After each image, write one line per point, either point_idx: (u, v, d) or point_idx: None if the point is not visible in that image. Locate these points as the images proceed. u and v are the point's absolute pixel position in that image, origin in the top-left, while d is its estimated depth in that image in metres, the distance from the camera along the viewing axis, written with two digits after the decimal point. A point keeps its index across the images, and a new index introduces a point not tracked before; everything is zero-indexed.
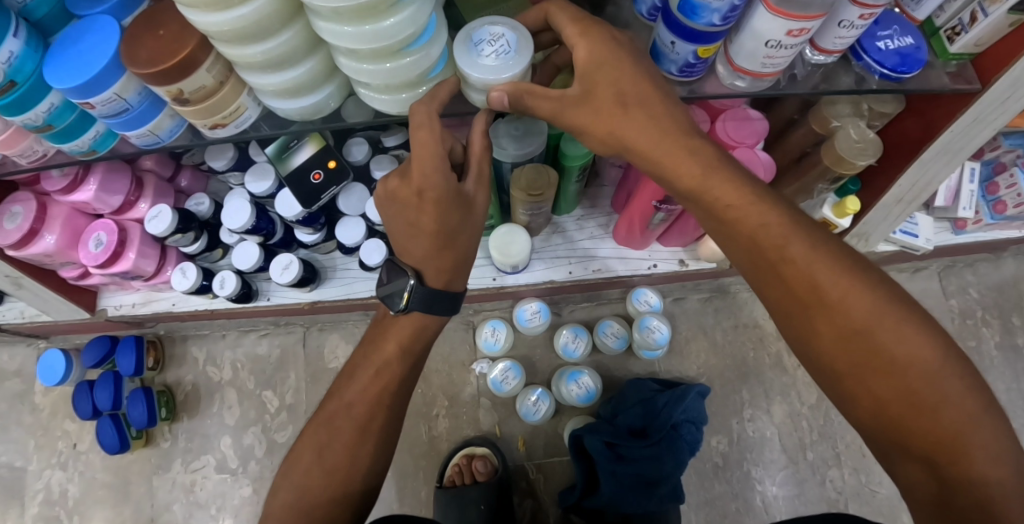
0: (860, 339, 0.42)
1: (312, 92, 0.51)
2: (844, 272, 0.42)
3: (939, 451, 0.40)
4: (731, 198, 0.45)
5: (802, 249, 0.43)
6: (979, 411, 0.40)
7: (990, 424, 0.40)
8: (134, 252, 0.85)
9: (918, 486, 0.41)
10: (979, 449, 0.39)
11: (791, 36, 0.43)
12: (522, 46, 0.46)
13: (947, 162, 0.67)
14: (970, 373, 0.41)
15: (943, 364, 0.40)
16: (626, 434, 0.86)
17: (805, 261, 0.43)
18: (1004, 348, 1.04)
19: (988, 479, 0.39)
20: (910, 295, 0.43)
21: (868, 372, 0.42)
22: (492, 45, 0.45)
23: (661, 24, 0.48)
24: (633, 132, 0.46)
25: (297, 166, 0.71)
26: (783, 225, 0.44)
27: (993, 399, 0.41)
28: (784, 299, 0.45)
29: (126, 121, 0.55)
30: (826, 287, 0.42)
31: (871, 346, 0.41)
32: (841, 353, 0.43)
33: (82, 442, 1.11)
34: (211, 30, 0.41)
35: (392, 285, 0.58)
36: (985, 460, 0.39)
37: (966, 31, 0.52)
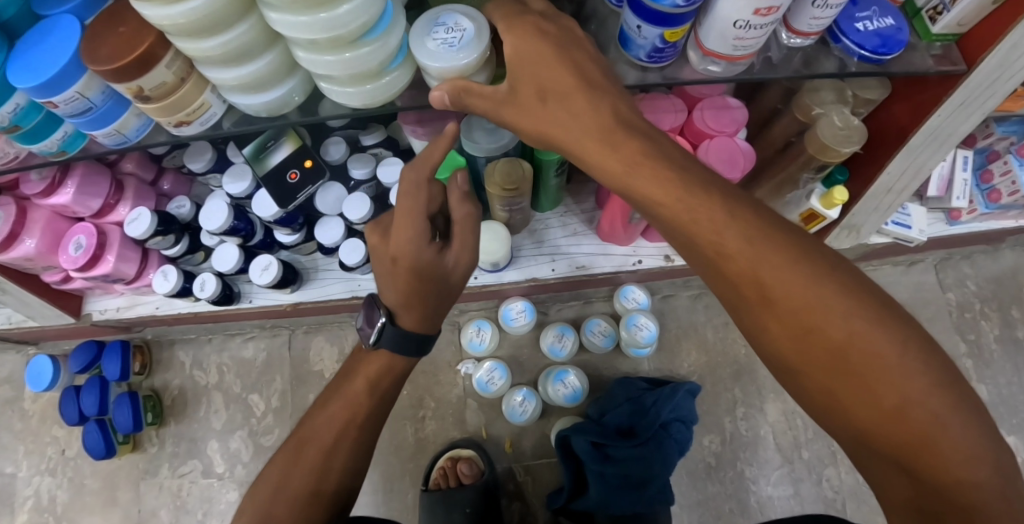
0: (809, 335, 0.40)
1: (274, 87, 0.49)
2: (791, 268, 0.40)
3: (905, 453, 0.38)
4: (666, 192, 0.43)
5: (747, 245, 0.40)
6: (949, 408, 0.37)
7: (962, 421, 0.37)
8: (114, 255, 0.84)
9: (893, 486, 0.40)
10: (951, 448, 0.37)
11: (760, 16, 0.42)
12: (469, 50, 0.44)
13: (936, 148, 0.65)
14: (938, 365, 0.38)
15: (905, 360, 0.38)
16: (613, 433, 0.84)
17: (751, 256, 0.40)
18: (1004, 341, 1.02)
19: (963, 480, 0.37)
20: (864, 283, 0.40)
21: (822, 370, 0.40)
22: (446, 31, 0.44)
23: (627, 8, 0.47)
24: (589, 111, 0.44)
25: (274, 165, 0.70)
26: (725, 220, 0.41)
27: (968, 391, 0.38)
28: (733, 296, 0.43)
29: (92, 121, 0.54)
30: (771, 285, 0.40)
31: (823, 342, 0.39)
32: (794, 351, 0.41)
33: (70, 447, 1.10)
34: (164, 24, 0.39)
35: (367, 319, 0.59)
36: (958, 460, 0.37)
37: (947, 11, 0.51)
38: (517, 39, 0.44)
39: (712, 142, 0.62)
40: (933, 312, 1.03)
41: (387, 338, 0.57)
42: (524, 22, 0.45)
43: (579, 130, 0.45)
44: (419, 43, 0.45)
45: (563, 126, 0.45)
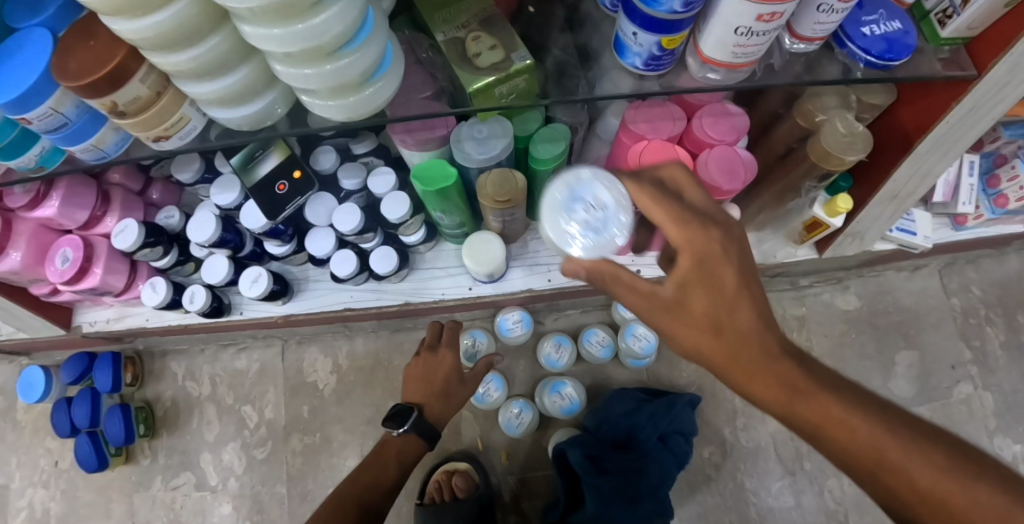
0: (843, 430, 0.39)
1: (254, 100, 0.48)
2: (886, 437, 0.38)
3: None
4: (713, 302, 0.40)
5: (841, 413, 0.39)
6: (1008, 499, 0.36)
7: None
8: (101, 267, 0.82)
9: None
10: None
11: (762, 22, 0.40)
12: (613, 226, 0.45)
13: (942, 155, 0.63)
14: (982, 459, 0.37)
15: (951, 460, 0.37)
16: (609, 447, 0.83)
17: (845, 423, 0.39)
18: (1010, 347, 1.00)
19: None
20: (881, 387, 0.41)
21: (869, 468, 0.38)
22: (586, 210, 0.45)
23: (622, 14, 0.45)
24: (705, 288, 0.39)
25: (262, 176, 0.68)
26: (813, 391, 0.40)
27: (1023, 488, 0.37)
28: (769, 397, 0.41)
29: (68, 136, 0.52)
30: (803, 384, 0.40)
31: (856, 437, 0.39)
32: (836, 448, 0.39)
33: (63, 459, 1.09)
34: (132, 36, 0.37)
35: (394, 415, 0.75)
36: None
37: (957, 14, 0.49)
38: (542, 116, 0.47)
39: (711, 151, 0.60)
40: (937, 319, 1.01)
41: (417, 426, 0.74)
42: None
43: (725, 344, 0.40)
44: (556, 219, 0.46)
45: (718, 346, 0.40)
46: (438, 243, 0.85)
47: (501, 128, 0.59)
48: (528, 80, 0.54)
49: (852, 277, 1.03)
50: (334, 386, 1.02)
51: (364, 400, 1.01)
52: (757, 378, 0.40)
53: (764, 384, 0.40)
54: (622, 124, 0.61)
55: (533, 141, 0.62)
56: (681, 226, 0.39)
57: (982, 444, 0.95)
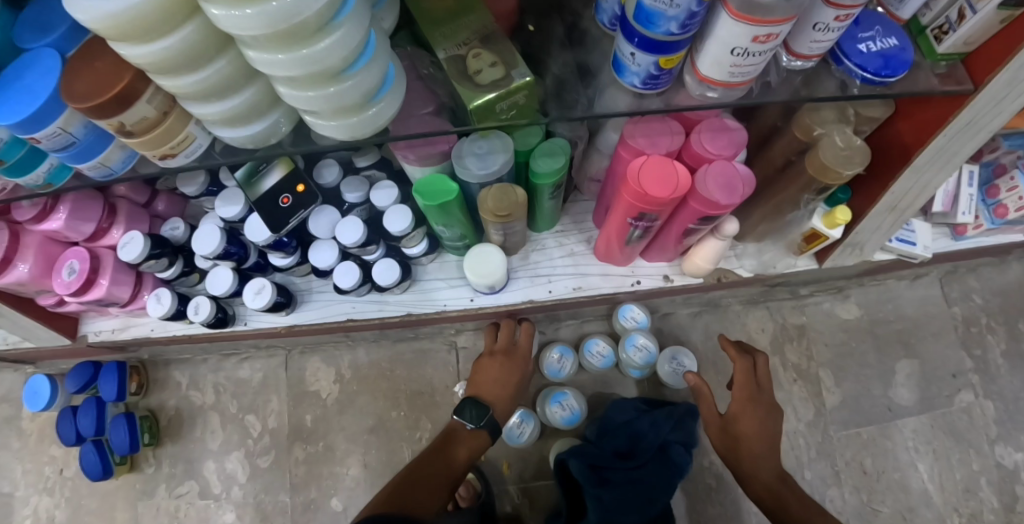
0: (754, 459, 0.78)
1: (257, 120, 0.48)
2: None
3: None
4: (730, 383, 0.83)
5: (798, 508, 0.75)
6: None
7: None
8: (107, 279, 0.83)
9: None
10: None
11: (757, 43, 0.41)
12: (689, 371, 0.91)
13: (941, 168, 0.64)
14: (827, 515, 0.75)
15: (810, 507, 0.75)
16: (611, 455, 0.82)
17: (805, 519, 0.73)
18: (1011, 356, 1.00)
19: None
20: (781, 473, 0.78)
21: (764, 480, 0.77)
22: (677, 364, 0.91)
23: (620, 34, 0.46)
24: (755, 434, 0.79)
25: (266, 190, 0.69)
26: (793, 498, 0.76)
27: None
28: (725, 441, 0.81)
29: (76, 154, 0.53)
30: (746, 434, 0.79)
31: (762, 465, 0.78)
32: (757, 467, 0.78)
33: (68, 467, 1.11)
34: (140, 61, 0.38)
35: (469, 409, 0.75)
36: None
37: (954, 30, 0.50)
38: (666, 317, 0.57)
39: (710, 165, 0.60)
40: (938, 328, 1.02)
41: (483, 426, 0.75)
42: None
43: (746, 427, 0.80)
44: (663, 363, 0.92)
45: (746, 430, 0.80)
46: (441, 254, 0.86)
47: (500, 142, 0.60)
48: (529, 97, 0.54)
49: (853, 286, 1.04)
50: (337, 395, 1.03)
51: (367, 409, 1.02)
52: (761, 465, 0.78)
53: (772, 482, 0.77)
54: (621, 138, 0.62)
55: (532, 155, 0.63)
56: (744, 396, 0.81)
57: (984, 452, 0.95)
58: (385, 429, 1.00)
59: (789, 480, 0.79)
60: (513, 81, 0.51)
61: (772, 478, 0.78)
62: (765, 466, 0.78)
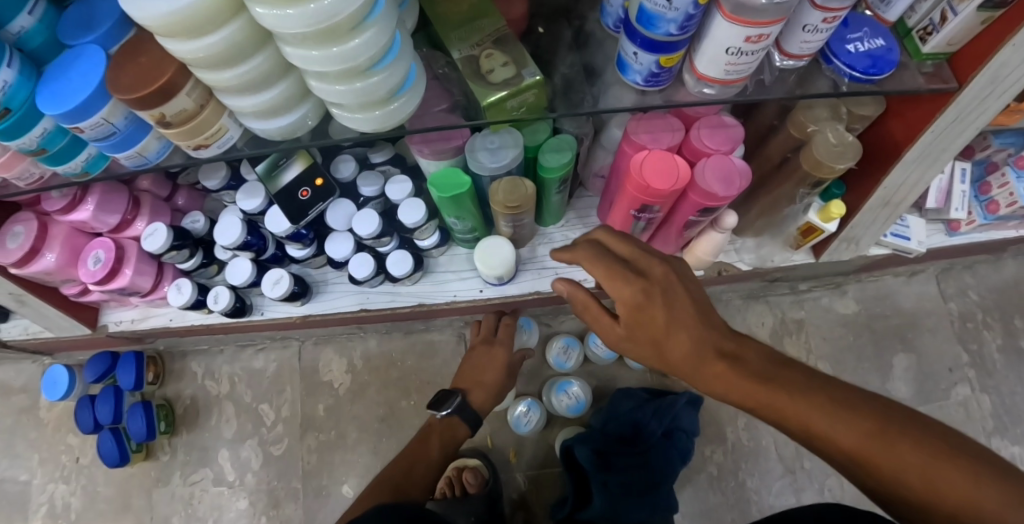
0: (674, 359, 0.50)
1: (288, 113, 0.52)
2: (872, 437, 0.41)
3: (788, 425, 0.44)
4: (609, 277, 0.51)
5: (783, 396, 0.44)
6: (820, 406, 0.43)
7: (833, 415, 0.42)
8: (131, 269, 0.87)
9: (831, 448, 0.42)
10: (838, 432, 0.42)
11: (750, 43, 0.44)
12: None
13: (930, 163, 0.67)
14: (821, 396, 0.43)
15: (801, 405, 0.43)
16: (614, 441, 0.85)
17: (817, 427, 0.42)
18: (1006, 350, 1.02)
19: (833, 439, 0.42)
20: (763, 364, 0.47)
21: (708, 375, 0.48)
22: None
23: (624, 36, 0.49)
24: (675, 353, 0.49)
25: (286, 184, 0.72)
26: (800, 399, 0.44)
27: (838, 397, 0.43)
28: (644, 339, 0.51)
29: (115, 144, 0.57)
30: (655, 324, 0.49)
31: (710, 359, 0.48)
32: (688, 360, 0.49)
33: (85, 455, 1.14)
34: (186, 55, 0.42)
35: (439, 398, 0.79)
36: (831, 426, 0.42)
37: (937, 31, 0.53)
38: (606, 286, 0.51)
39: (708, 160, 0.63)
40: (934, 323, 1.04)
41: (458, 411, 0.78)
42: None
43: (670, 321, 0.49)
44: None
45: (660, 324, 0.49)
46: (451, 247, 0.89)
47: (511, 138, 0.63)
48: (538, 95, 0.58)
49: (850, 282, 1.06)
50: (348, 385, 1.06)
51: (377, 399, 1.05)
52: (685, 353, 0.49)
53: (741, 390, 0.46)
54: (625, 134, 0.65)
55: (541, 151, 0.66)
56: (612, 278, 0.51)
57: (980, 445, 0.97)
58: (395, 419, 1.03)
59: (754, 367, 0.47)
60: (523, 79, 0.55)
61: (760, 387, 0.45)
62: (709, 359, 0.48)
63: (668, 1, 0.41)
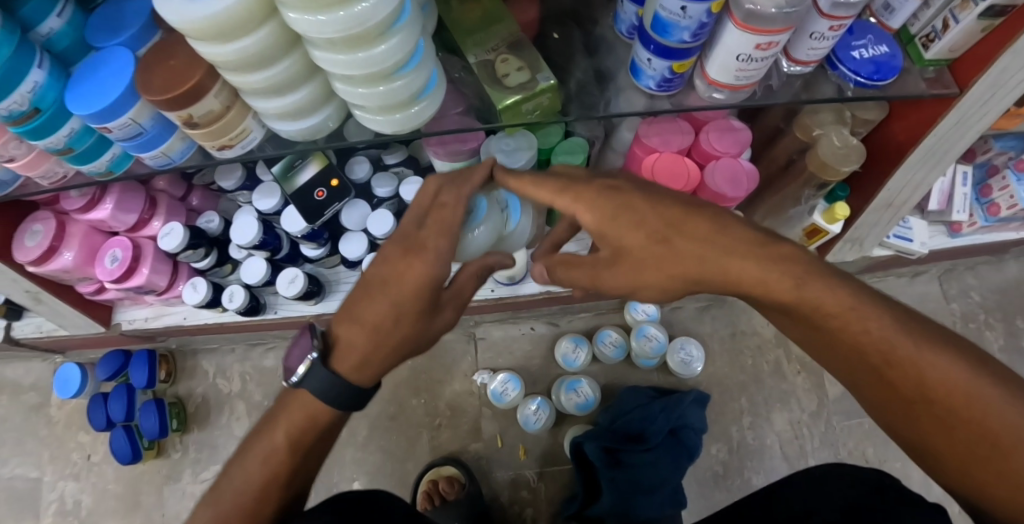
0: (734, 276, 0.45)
1: (311, 116, 0.54)
2: (957, 367, 0.41)
3: (866, 347, 0.43)
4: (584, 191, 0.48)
5: (874, 318, 0.42)
6: (905, 330, 0.42)
7: (918, 340, 0.42)
8: (147, 268, 0.88)
9: (912, 378, 0.41)
10: (920, 357, 0.41)
11: (760, 50, 0.46)
12: (698, 357, 0.96)
13: (932, 166, 0.69)
14: (905, 322, 0.42)
15: (886, 326, 0.42)
16: (623, 439, 0.87)
17: (907, 351, 0.41)
18: (1008, 351, 1.04)
19: (918, 364, 0.41)
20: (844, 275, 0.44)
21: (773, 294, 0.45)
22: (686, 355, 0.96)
23: (638, 42, 0.51)
24: (743, 264, 0.44)
25: (302, 184, 0.74)
26: (889, 322, 0.42)
27: (920, 326, 0.42)
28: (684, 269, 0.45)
29: (141, 144, 0.58)
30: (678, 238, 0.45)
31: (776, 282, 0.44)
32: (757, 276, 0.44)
33: (96, 453, 1.15)
34: (217, 59, 0.44)
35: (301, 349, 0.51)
36: (917, 352, 0.41)
37: (939, 38, 0.55)
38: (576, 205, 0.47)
39: (718, 162, 0.66)
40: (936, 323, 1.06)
41: (313, 382, 0.49)
42: None
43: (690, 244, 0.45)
44: (673, 356, 0.96)
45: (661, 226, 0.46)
46: None
47: (525, 140, 0.65)
48: (552, 98, 0.59)
49: None
50: None
51: None
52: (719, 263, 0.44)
53: (830, 303, 0.43)
54: (636, 138, 0.67)
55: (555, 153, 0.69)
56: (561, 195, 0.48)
57: None
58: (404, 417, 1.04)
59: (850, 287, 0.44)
60: (538, 83, 0.57)
61: (847, 304, 0.43)
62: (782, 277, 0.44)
63: (682, 10, 0.43)
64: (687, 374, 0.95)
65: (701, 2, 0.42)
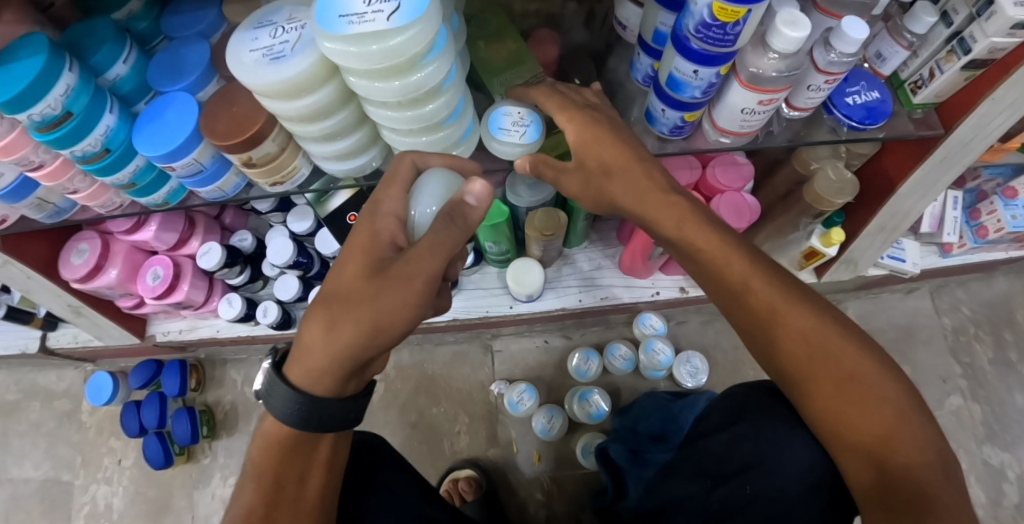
0: (696, 256, 0.53)
1: (358, 158, 0.60)
2: (851, 353, 0.49)
3: (783, 330, 0.50)
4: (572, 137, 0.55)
5: (791, 303, 0.50)
6: (820, 318, 0.49)
7: (829, 324, 0.49)
8: (187, 284, 0.94)
9: (816, 359, 0.49)
10: (824, 341, 0.49)
11: (762, 105, 0.52)
12: (703, 370, 1.01)
13: (923, 194, 0.74)
14: (823, 311, 0.50)
15: (805, 312, 0.50)
16: (647, 439, 0.90)
17: (812, 334, 0.49)
18: (997, 363, 1.10)
19: (822, 347, 0.49)
20: (778, 264, 0.52)
21: (714, 274, 0.53)
22: (689, 367, 1.01)
23: (653, 94, 0.57)
24: (704, 243, 0.52)
25: (334, 207, 0.79)
26: (809, 312, 0.50)
27: (838, 314, 0.51)
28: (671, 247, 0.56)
29: (200, 180, 0.64)
30: (663, 214, 0.54)
31: (722, 271, 0.52)
32: (714, 252, 0.52)
33: (127, 457, 1.21)
34: (283, 113, 0.50)
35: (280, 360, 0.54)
36: (823, 335, 0.49)
37: (926, 85, 0.61)
38: (569, 127, 0.54)
39: (723, 196, 0.72)
40: (928, 337, 1.11)
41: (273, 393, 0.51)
42: (573, 111, 0.54)
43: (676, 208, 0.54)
44: (678, 365, 1.02)
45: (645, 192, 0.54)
46: (483, 266, 0.95)
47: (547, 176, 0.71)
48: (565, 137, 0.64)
49: (850, 299, 1.14)
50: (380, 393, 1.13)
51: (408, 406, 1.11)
52: (693, 231, 0.53)
53: (757, 281, 0.51)
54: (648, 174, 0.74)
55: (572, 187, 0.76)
56: (565, 115, 0.54)
57: (972, 451, 1.04)
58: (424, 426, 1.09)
59: (780, 276, 0.51)
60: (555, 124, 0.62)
61: (773, 288, 0.50)
62: (735, 258, 0.51)
63: (694, 72, 0.49)
64: (693, 386, 1.00)
65: (711, 67, 0.47)
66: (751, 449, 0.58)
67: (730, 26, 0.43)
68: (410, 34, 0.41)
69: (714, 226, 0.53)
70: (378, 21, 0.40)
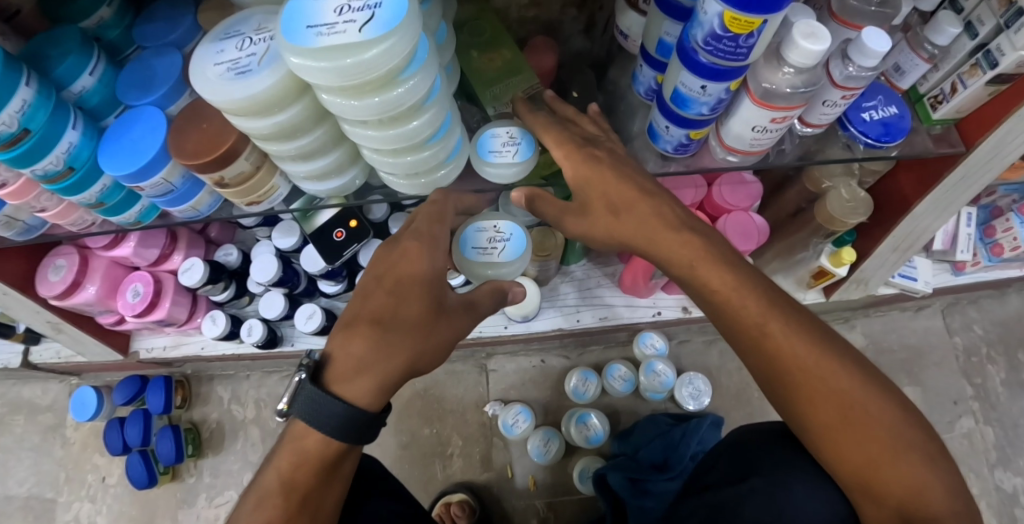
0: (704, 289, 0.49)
1: (338, 177, 0.56)
2: (859, 387, 0.45)
3: (789, 366, 0.46)
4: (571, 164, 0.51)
5: (795, 336, 0.46)
6: (824, 352, 0.46)
7: (834, 358, 0.46)
8: (168, 301, 0.91)
9: (822, 395, 0.45)
10: (830, 377, 0.45)
11: (775, 123, 0.48)
12: (706, 390, 0.97)
13: (938, 214, 0.70)
14: (829, 343, 0.47)
15: (809, 346, 0.46)
16: (648, 468, 0.87)
17: (819, 370, 0.45)
18: (1010, 384, 1.05)
19: (828, 382, 0.45)
20: (788, 296, 0.49)
21: (722, 308, 0.49)
22: (692, 390, 0.97)
23: (656, 110, 0.53)
24: (711, 277, 0.48)
25: (320, 224, 0.76)
26: (813, 344, 0.46)
27: (844, 346, 0.47)
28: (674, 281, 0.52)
29: (171, 199, 0.60)
30: (669, 243, 0.50)
31: (731, 307, 0.48)
32: (723, 288, 0.48)
33: (111, 475, 1.17)
34: (252, 131, 0.46)
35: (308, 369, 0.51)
36: (828, 370, 0.46)
37: (948, 100, 0.57)
38: (565, 164, 0.51)
39: (730, 216, 0.70)
40: (939, 357, 1.07)
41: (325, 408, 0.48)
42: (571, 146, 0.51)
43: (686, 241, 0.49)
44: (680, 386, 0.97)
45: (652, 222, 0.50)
46: None
47: None
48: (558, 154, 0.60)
49: (859, 316, 1.10)
50: None
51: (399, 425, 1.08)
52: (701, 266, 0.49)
53: (766, 315, 0.47)
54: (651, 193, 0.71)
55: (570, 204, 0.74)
56: (560, 148, 0.52)
57: (984, 476, 1.00)
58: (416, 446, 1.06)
59: (789, 309, 0.48)
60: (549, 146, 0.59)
61: (779, 321, 0.47)
62: (745, 294, 0.48)
63: (701, 88, 0.45)
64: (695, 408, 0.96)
65: (720, 83, 0.44)
66: (763, 506, 0.52)
67: (743, 38, 0.39)
68: (386, 47, 0.37)
69: (726, 261, 0.49)
70: (350, 32, 0.36)
